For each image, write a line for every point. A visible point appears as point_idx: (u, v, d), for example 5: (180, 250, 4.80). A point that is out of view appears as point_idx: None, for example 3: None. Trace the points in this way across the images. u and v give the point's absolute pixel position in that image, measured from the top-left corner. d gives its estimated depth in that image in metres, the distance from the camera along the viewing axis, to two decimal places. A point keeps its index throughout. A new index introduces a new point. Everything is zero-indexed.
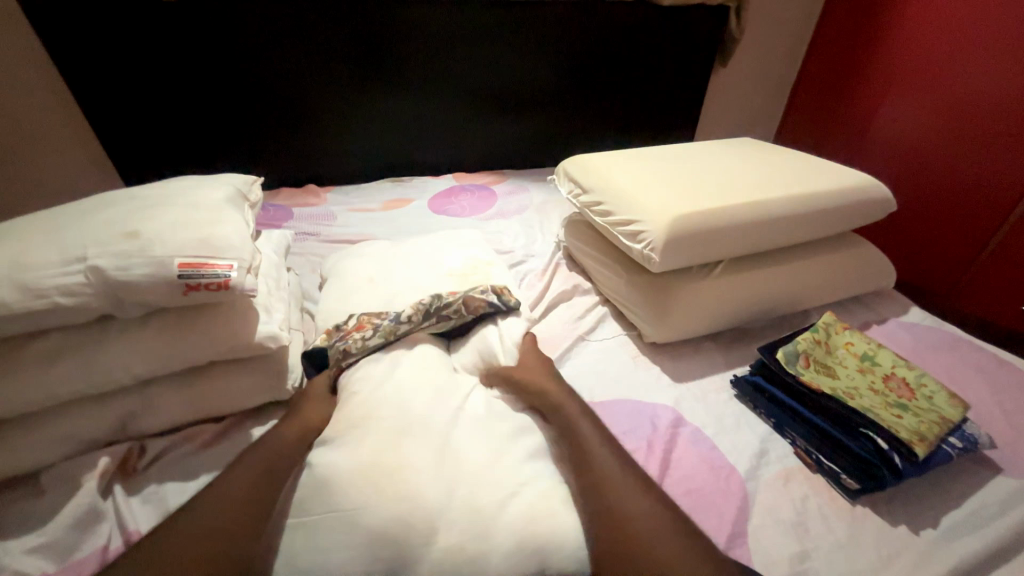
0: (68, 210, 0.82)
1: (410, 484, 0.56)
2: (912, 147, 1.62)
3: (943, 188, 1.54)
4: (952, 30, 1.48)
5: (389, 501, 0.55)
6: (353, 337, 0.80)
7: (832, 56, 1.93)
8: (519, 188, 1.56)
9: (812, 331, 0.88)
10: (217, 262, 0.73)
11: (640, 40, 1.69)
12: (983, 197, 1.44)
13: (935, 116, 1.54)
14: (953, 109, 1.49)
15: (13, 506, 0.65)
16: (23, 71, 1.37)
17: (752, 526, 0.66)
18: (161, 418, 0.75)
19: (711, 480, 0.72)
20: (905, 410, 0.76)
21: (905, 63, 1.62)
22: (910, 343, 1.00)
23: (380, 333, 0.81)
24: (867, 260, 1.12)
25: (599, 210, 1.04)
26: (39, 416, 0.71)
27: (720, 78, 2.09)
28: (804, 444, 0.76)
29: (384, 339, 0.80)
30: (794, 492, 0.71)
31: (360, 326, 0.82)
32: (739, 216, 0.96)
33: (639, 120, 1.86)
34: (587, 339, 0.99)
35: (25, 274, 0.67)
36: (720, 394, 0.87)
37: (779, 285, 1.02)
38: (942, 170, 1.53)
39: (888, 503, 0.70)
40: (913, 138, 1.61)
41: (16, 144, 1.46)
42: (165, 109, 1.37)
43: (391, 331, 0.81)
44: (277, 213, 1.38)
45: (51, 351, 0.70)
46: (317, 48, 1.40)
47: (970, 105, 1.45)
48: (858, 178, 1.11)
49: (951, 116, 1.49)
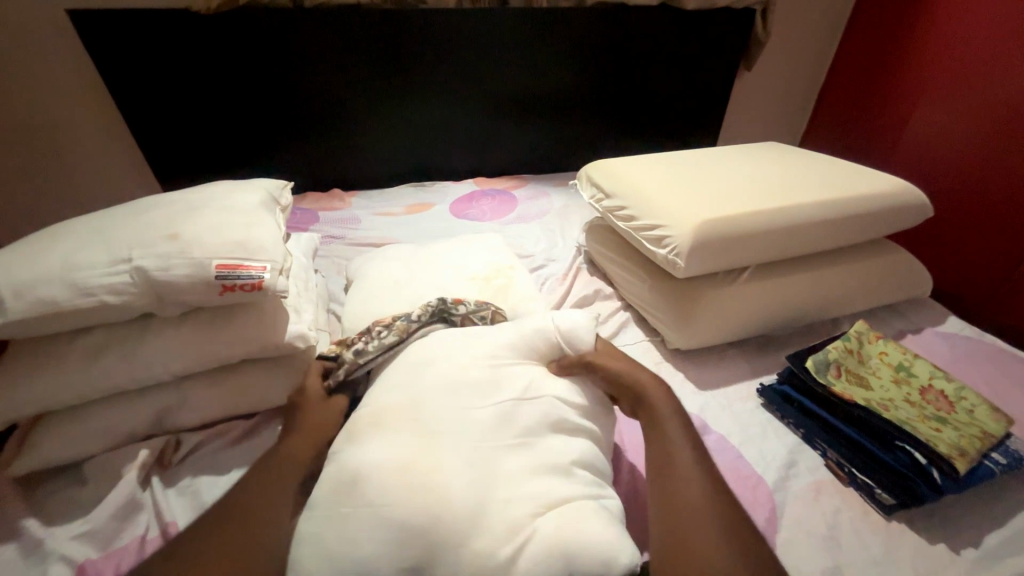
0: (113, 212, 0.86)
1: (438, 478, 0.55)
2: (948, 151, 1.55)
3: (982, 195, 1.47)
4: (990, 31, 1.42)
5: (411, 496, 0.53)
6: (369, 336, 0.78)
7: (861, 59, 1.88)
8: (540, 192, 1.57)
9: (844, 340, 0.86)
10: (251, 265, 0.76)
11: (664, 44, 1.68)
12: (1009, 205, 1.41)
13: (972, 121, 1.48)
14: (992, 114, 1.43)
15: (61, 494, 0.69)
16: (73, 83, 1.45)
17: (781, 539, 0.65)
18: (196, 412, 0.77)
19: (736, 490, 0.70)
20: (943, 423, 0.73)
21: (940, 65, 1.57)
22: (948, 354, 0.97)
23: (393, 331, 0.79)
24: (902, 267, 1.08)
25: (622, 215, 1.04)
26: (83, 409, 0.74)
27: (745, 81, 2.06)
28: (834, 455, 0.74)
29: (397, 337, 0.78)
30: (825, 506, 0.69)
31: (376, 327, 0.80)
32: (767, 221, 0.94)
33: (663, 124, 1.85)
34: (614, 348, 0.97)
35: (75, 274, 0.70)
36: (746, 403, 0.85)
37: (808, 292, 1.00)
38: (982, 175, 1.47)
39: (924, 518, 0.67)
40: (948, 144, 1.55)
41: (64, 151, 1.54)
42: (200, 116, 1.43)
43: (404, 329, 0.79)
44: (304, 217, 1.42)
45: (97, 347, 0.73)
46: (345, 57, 1.43)
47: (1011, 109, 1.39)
48: (891, 183, 1.08)
49: (988, 120, 1.44)
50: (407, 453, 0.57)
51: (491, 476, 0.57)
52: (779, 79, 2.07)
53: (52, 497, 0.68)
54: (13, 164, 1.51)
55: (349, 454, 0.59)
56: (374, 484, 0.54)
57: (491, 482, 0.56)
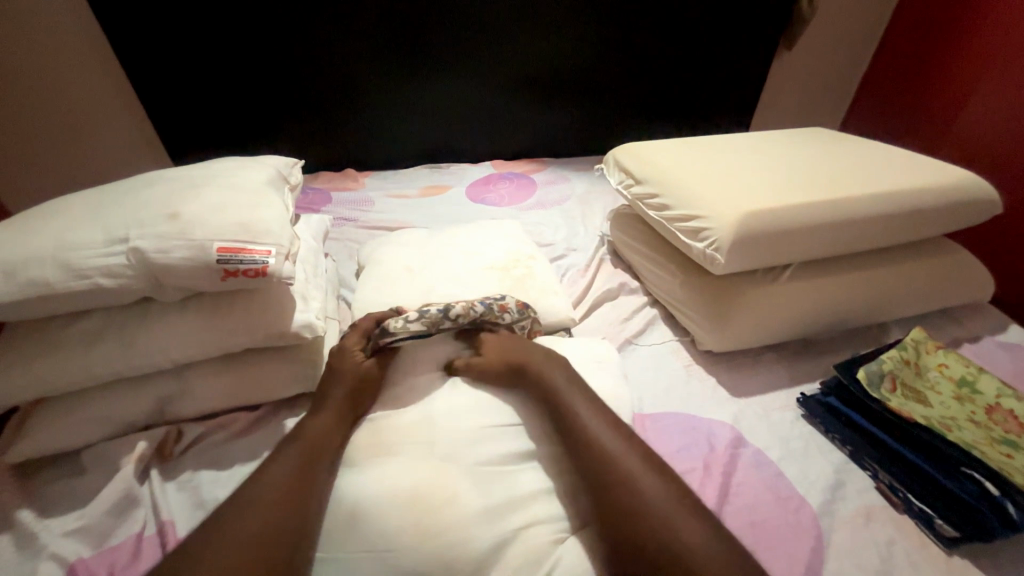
0: (114, 188, 0.81)
1: (451, 503, 0.53)
2: (999, 134, 1.37)
3: None
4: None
5: (425, 520, 0.52)
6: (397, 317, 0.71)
7: (910, 37, 1.71)
8: (561, 177, 1.48)
9: (900, 349, 0.78)
10: (255, 248, 0.70)
11: (700, 20, 1.56)
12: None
13: None
14: None
15: (57, 484, 0.66)
16: (82, 53, 1.41)
17: (828, 570, 0.58)
18: (197, 403, 0.73)
19: (777, 512, 0.64)
20: (1014, 448, 0.66)
21: (993, 41, 1.40)
22: (1011, 367, 0.88)
23: (424, 320, 0.71)
24: (960, 269, 0.98)
25: (654, 203, 0.96)
26: (80, 396, 0.70)
27: (784, 62, 1.92)
28: (888, 479, 0.67)
29: (427, 329, 0.71)
30: (877, 534, 0.62)
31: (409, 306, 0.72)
32: (818, 215, 0.85)
33: (694, 107, 1.73)
34: (642, 347, 0.90)
35: (70, 254, 0.66)
36: (786, 414, 0.78)
37: (856, 293, 0.91)
38: None
39: (991, 556, 0.60)
40: (1002, 131, 1.36)
41: (74, 123, 1.51)
42: (210, 89, 1.38)
43: (436, 323, 0.71)
44: (315, 197, 1.36)
45: (94, 332, 0.69)
46: (359, 28, 1.35)
47: None
48: (957, 175, 0.97)
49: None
50: (421, 471, 0.56)
51: (506, 500, 0.56)
52: (821, 60, 1.92)
53: (48, 486, 0.65)
54: (24, 135, 1.48)
55: (358, 470, 0.58)
56: (386, 503, 0.53)
57: (507, 506, 0.55)
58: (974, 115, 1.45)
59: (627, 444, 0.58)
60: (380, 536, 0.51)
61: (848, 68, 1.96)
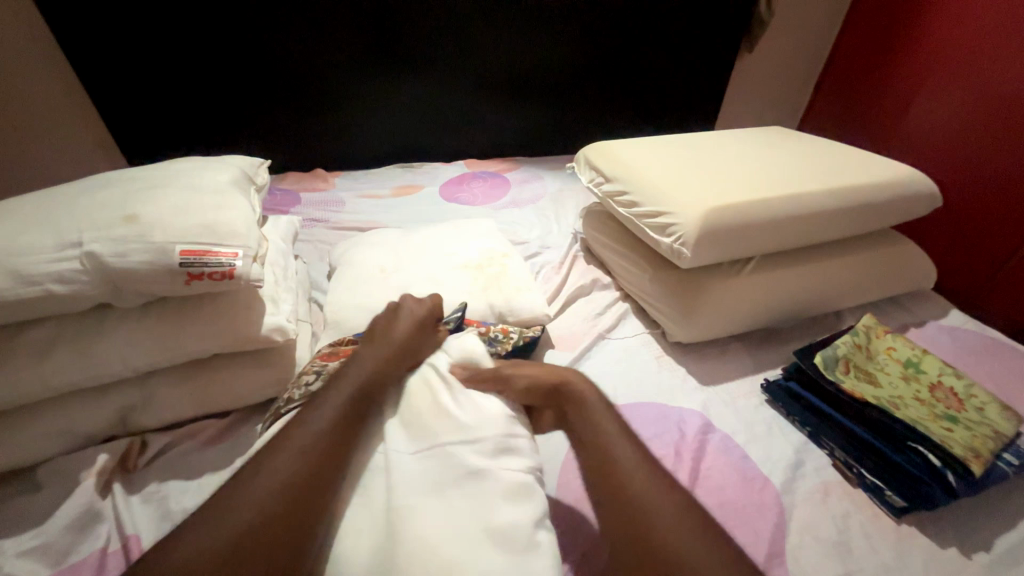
0: (65, 190, 0.77)
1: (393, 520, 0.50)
2: (939, 132, 1.48)
3: (971, 176, 1.38)
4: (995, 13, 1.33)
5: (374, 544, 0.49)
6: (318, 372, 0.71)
7: (860, 40, 1.79)
8: (533, 175, 1.50)
9: (852, 335, 0.83)
10: (221, 250, 0.68)
11: (665, 24, 1.61)
12: (994, 192, 1.33)
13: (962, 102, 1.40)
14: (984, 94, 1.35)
15: (10, 503, 0.62)
16: (24, 46, 1.32)
17: (791, 545, 0.62)
18: (162, 412, 0.71)
19: (744, 493, 0.67)
20: (955, 422, 0.71)
21: (930, 44, 1.50)
22: (951, 348, 0.95)
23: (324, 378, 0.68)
24: (906, 258, 1.05)
25: (623, 200, 0.99)
26: (30, 410, 0.67)
27: (745, 64, 2.00)
28: (843, 455, 0.71)
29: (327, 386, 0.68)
30: (835, 509, 0.66)
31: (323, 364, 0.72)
32: (777, 209, 0.90)
33: (660, 107, 1.79)
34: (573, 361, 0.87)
35: (16, 260, 0.62)
36: (750, 399, 0.82)
37: (811, 282, 0.96)
38: (970, 157, 1.38)
39: (935, 521, 0.65)
40: (945, 128, 1.45)
41: (16, 121, 1.41)
42: (167, 85, 1.32)
43: None
44: (284, 198, 1.33)
45: (46, 342, 0.66)
46: (324, 25, 1.33)
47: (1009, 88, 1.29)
48: (901, 170, 1.04)
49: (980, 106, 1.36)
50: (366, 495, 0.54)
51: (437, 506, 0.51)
52: (777, 62, 2.01)
53: (2, 505, 0.62)
54: None
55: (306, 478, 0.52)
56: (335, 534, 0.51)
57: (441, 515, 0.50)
58: (915, 113, 1.55)
59: (588, 439, 0.60)
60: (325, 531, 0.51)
61: (802, 69, 2.05)
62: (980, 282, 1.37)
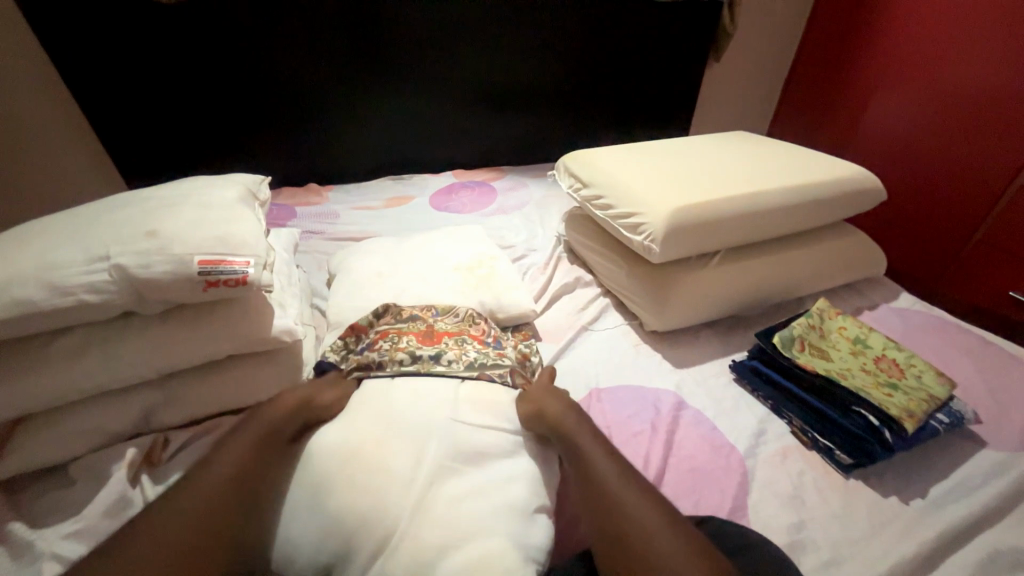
0: (86, 210, 0.84)
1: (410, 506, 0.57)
2: (903, 136, 1.64)
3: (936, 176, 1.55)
4: (948, 24, 1.48)
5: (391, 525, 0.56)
6: (395, 355, 0.77)
7: (821, 50, 1.95)
8: (518, 183, 1.59)
9: (807, 317, 0.92)
10: (234, 259, 0.76)
11: (637, 38, 1.72)
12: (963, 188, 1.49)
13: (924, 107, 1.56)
14: (942, 100, 1.51)
15: (47, 496, 0.68)
16: (27, 76, 1.38)
17: (752, 500, 0.70)
18: (183, 409, 0.77)
19: (712, 459, 0.75)
20: (895, 388, 0.80)
21: (889, 54, 1.66)
22: (900, 327, 1.05)
23: (415, 361, 0.76)
24: (858, 248, 1.16)
25: (599, 203, 1.08)
26: (62, 412, 0.73)
27: (714, 72, 2.12)
28: (800, 422, 0.80)
29: (416, 368, 0.75)
30: (791, 468, 0.74)
31: (404, 348, 0.78)
32: (736, 207, 0.99)
33: (636, 116, 1.90)
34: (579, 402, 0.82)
35: (51, 274, 0.69)
36: (719, 378, 0.91)
37: (772, 271, 1.06)
38: (936, 157, 1.55)
39: (878, 474, 0.74)
40: (905, 129, 1.62)
41: (18, 146, 1.47)
42: (167, 108, 1.39)
43: (427, 364, 0.75)
44: (281, 213, 1.40)
45: (76, 348, 0.72)
46: (317, 49, 1.41)
47: (963, 95, 1.46)
48: (849, 168, 1.15)
49: (938, 110, 1.53)
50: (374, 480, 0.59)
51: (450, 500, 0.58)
52: (743, 70, 2.14)
53: (39, 499, 0.67)
54: None
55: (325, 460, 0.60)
56: None
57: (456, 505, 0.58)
58: (877, 116, 1.72)
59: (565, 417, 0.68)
60: (328, 518, 0.56)
61: (766, 77, 2.18)
62: (947, 261, 1.57)
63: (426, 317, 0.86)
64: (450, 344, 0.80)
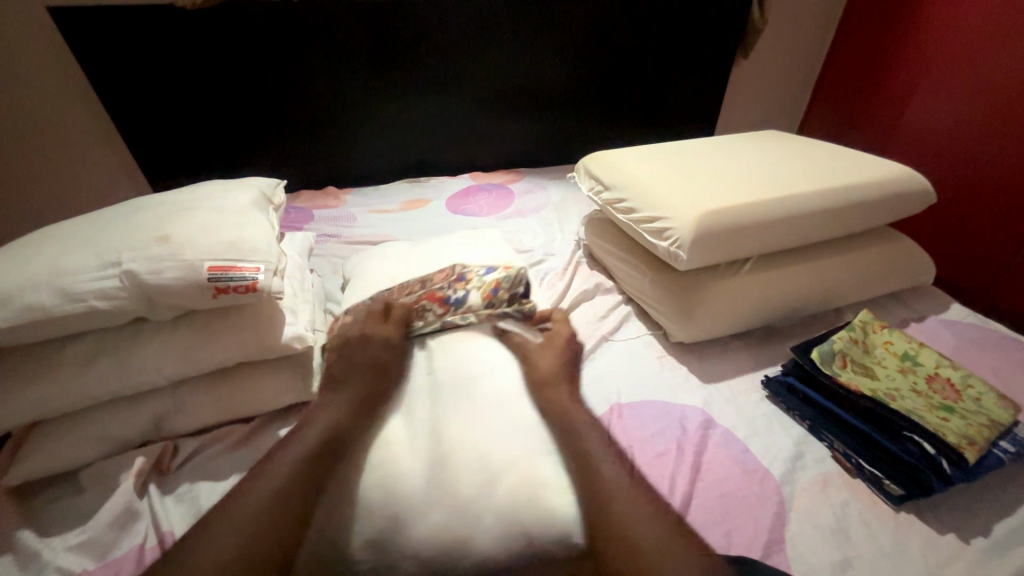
0: (103, 215, 0.84)
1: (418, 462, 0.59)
2: (950, 135, 1.52)
3: (991, 175, 1.43)
4: (996, 13, 1.38)
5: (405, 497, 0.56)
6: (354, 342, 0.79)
7: (858, 44, 1.84)
8: (536, 186, 1.55)
9: (848, 330, 0.85)
10: (244, 265, 0.74)
11: (662, 35, 1.66)
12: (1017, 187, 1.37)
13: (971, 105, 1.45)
14: (994, 96, 1.40)
15: (56, 504, 0.67)
16: (58, 83, 1.42)
17: (790, 532, 0.64)
18: (191, 418, 0.75)
19: (745, 484, 0.69)
20: (950, 412, 0.72)
21: (933, 47, 1.55)
22: (953, 342, 0.96)
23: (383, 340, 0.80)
24: (901, 255, 1.07)
25: (621, 207, 1.03)
26: (74, 418, 0.72)
27: (742, 69, 2.03)
28: (843, 447, 0.73)
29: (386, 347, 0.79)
30: (833, 498, 0.68)
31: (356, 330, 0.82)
32: (769, 211, 0.93)
33: (660, 115, 1.83)
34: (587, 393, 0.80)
35: (64, 280, 0.68)
36: (751, 396, 0.84)
37: (807, 280, 0.98)
38: (988, 155, 1.43)
39: (934, 509, 0.66)
40: (952, 127, 1.51)
41: (49, 151, 1.51)
42: (188, 112, 1.40)
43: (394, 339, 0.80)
44: (298, 215, 1.40)
45: (88, 354, 0.71)
46: (335, 52, 1.40)
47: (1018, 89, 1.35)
48: (893, 169, 1.06)
49: (989, 107, 1.41)
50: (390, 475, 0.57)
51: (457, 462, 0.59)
52: (773, 67, 2.05)
53: (48, 506, 0.67)
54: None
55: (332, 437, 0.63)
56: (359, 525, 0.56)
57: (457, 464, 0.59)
58: (919, 113, 1.61)
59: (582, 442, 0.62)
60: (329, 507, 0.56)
61: (798, 74, 2.09)
62: (1000, 267, 1.45)
63: (382, 299, 0.89)
64: (409, 325, 0.82)
